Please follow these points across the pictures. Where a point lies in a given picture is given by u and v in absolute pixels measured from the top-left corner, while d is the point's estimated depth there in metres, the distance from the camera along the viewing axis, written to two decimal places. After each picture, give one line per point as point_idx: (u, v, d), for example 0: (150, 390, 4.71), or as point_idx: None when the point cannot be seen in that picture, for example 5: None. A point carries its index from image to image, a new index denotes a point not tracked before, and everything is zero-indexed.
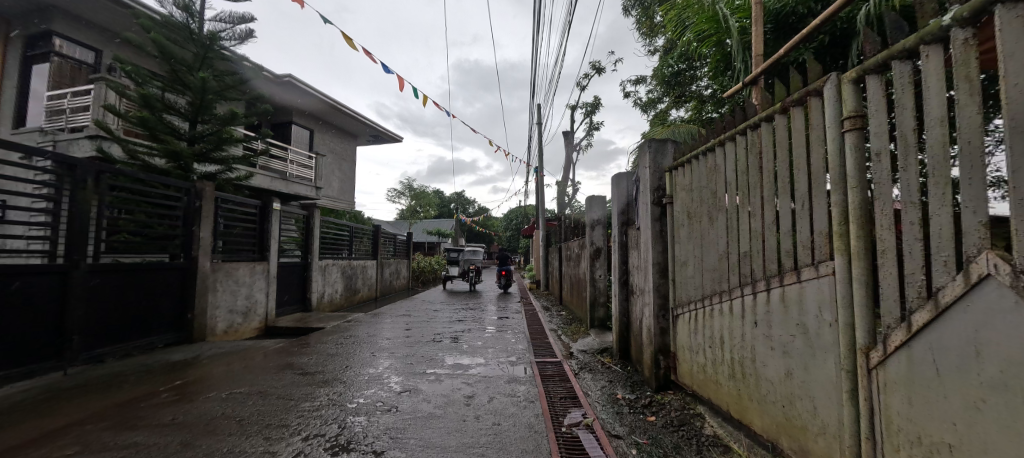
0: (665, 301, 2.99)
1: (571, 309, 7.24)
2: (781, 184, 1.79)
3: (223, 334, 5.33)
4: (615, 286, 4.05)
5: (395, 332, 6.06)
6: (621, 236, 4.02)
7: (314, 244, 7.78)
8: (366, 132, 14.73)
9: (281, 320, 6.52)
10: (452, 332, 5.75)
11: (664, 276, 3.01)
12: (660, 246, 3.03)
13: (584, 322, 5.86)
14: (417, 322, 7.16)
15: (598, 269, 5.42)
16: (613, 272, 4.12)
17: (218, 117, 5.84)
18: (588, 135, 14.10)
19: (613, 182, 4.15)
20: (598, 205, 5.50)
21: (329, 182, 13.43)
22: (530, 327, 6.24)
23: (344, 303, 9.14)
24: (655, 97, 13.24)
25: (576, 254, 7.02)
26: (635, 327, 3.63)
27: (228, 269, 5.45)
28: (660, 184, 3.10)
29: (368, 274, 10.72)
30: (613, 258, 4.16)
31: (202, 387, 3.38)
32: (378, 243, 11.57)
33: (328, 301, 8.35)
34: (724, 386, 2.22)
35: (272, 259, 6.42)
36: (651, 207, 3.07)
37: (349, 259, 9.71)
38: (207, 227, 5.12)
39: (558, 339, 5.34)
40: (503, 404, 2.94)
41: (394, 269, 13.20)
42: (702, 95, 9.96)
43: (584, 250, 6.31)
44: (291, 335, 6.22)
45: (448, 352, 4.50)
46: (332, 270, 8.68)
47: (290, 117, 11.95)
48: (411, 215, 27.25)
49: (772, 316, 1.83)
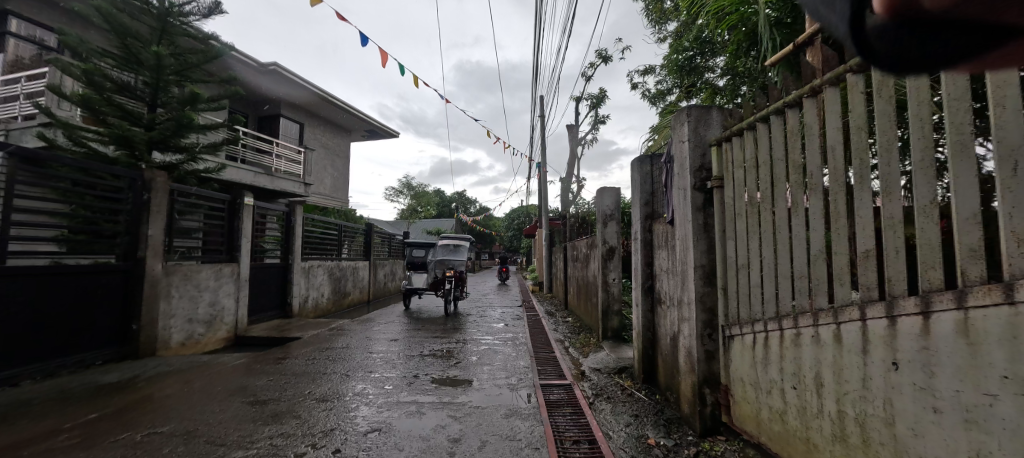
0: (712, 316, 2.27)
1: (579, 316, 6.52)
2: (960, 139, 1.07)
3: (182, 347, 4.65)
4: (637, 294, 3.32)
5: (381, 343, 5.32)
6: (646, 233, 3.28)
7: (296, 245, 7.08)
8: (360, 126, 14.03)
9: (255, 328, 5.84)
10: (444, 345, 5.00)
11: (710, 284, 2.28)
12: (705, 244, 2.30)
13: (595, 332, 5.14)
14: (407, 330, 6.43)
15: (612, 272, 4.69)
16: (634, 276, 3.40)
17: (177, 100, 5.16)
18: (594, 129, 13.37)
19: (634, 166, 3.41)
20: (611, 198, 4.79)
21: (320, 179, 12.75)
22: (533, 337, 5.53)
23: (331, 308, 8.43)
24: (665, 89, 12.46)
25: (585, 254, 6.29)
26: (666, 346, 2.90)
27: (186, 272, 4.74)
28: (704, 162, 2.37)
29: (359, 276, 10.02)
30: (634, 258, 3.43)
31: (122, 422, 2.69)
32: (371, 243, 10.86)
33: (312, 306, 7.65)
34: (824, 451, 1.49)
35: (244, 260, 5.73)
36: (691, 193, 2.34)
37: (338, 260, 9.00)
38: (159, 224, 4.40)
39: (565, 353, 4.62)
40: (499, 453, 2.21)
41: (388, 271, 12.48)
42: (716, 84, 9.24)
43: (594, 251, 5.57)
44: (264, 346, 5.53)
45: (437, 372, 3.78)
46: (318, 272, 7.97)
47: (278, 110, 11.27)
48: (410, 215, 26.53)
49: (934, 357, 1.11)
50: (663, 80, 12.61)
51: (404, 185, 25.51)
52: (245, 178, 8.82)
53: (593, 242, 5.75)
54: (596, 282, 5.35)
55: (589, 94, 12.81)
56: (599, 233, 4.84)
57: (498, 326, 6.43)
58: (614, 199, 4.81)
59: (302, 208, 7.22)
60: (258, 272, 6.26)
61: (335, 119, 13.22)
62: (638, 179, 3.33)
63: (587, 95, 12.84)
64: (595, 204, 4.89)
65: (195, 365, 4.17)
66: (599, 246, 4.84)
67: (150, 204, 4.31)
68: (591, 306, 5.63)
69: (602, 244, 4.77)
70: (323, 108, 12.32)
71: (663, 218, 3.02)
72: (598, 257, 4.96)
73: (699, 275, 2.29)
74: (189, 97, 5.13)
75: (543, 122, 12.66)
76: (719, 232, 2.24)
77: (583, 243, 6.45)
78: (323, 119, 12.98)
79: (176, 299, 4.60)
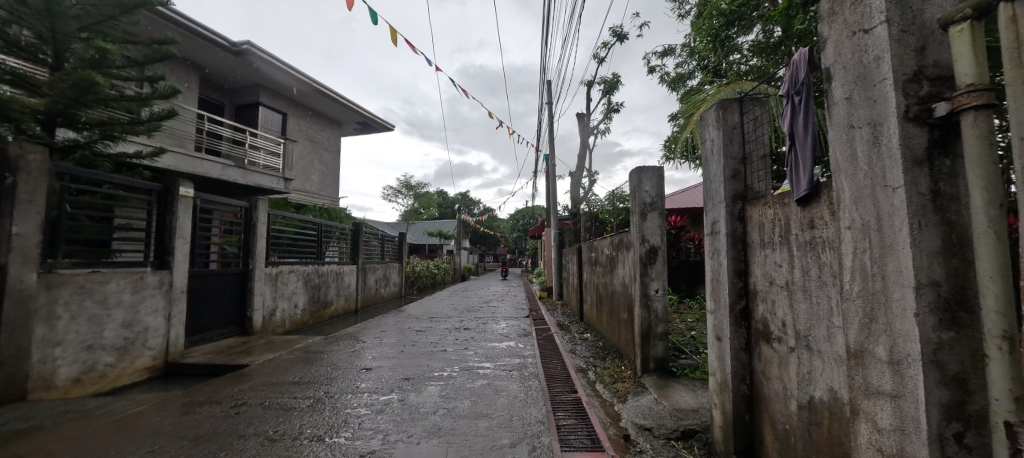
0: (969, 399, 1.01)
1: (602, 333, 5.26)
2: None
3: (75, 385, 3.44)
4: (720, 321, 2.08)
5: (352, 369, 4.07)
6: (737, 222, 2.02)
7: (258, 247, 5.88)
8: (351, 118, 12.87)
9: (196, 352, 4.63)
10: (430, 377, 3.74)
11: (954, 327, 1.04)
12: (942, 238, 1.05)
13: (629, 360, 3.89)
14: (389, 348, 5.14)
15: (652, 282, 3.47)
16: (713, 291, 2.16)
17: (85, 60, 4.00)
18: (607, 118, 12.10)
19: (713, 120, 2.17)
20: (651, 181, 3.50)
21: (306, 174, 11.57)
22: (546, 365, 4.27)
23: (308, 320, 7.23)
24: (686, 71, 11.12)
25: (609, 258, 5.02)
26: (794, 420, 1.65)
27: (84, 282, 3.54)
28: (926, 65, 1.11)
29: (344, 282, 8.83)
30: (712, 263, 2.17)
31: None
32: (359, 245, 9.70)
33: (282, 320, 6.42)
34: None
35: (180, 267, 4.54)
36: (901, 133, 1.10)
37: (317, 265, 7.79)
38: (35, 219, 3.19)
39: (592, 393, 3.36)
40: None
41: (380, 275, 11.26)
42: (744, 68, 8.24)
43: (624, 253, 4.31)
44: (204, 376, 4.32)
45: (410, 433, 2.54)
46: (291, 278, 6.76)
47: (256, 97, 10.13)
48: (411, 216, 25.25)
49: None
50: (684, 62, 11.30)
51: (403, 184, 24.25)
52: (210, 172, 7.77)
53: (621, 242, 4.46)
54: (628, 294, 4.08)
55: (602, 77, 11.44)
56: (634, 228, 3.60)
57: (501, 346, 5.13)
58: (656, 181, 3.56)
59: (266, 203, 6.02)
60: (202, 280, 5.06)
61: (323, 110, 12.05)
62: (721, 138, 2.10)
63: (599, 80, 11.52)
64: (630, 190, 3.65)
65: (75, 415, 2.96)
66: (635, 245, 3.59)
67: (15, 191, 3.04)
68: (622, 325, 4.34)
69: (638, 242, 3.52)
70: (309, 97, 11.19)
71: (776, 196, 1.77)
72: (633, 260, 3.72)
73: (932, 304, 1.05)
74: (96, 55, 3.96)
75: (551, 109, 11.38)
76: (983, 208, 0.99)
77: (607, 243, 5.19)
78: (309, 110, 11.82)
79: (65, 321, 3.40)
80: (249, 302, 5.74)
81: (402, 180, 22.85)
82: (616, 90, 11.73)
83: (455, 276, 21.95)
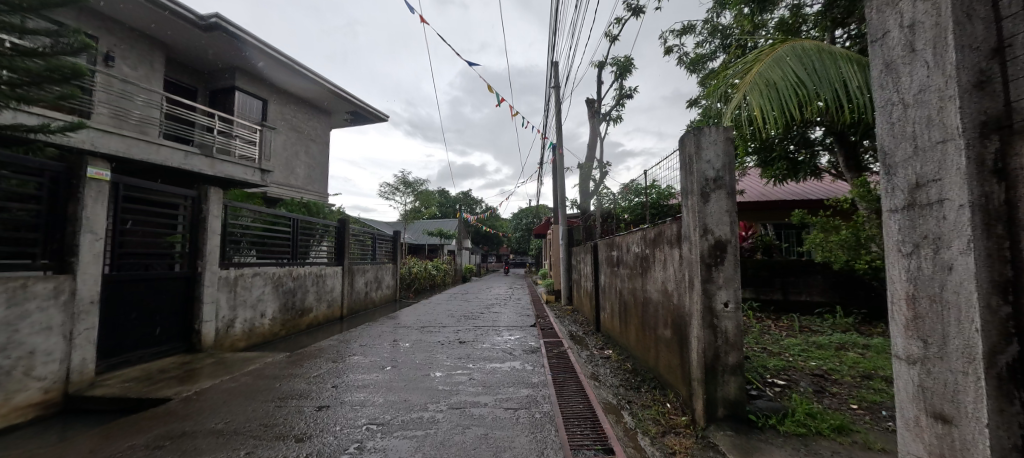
0: None
1: (629, 351, 4.22)
2: None
3: None
4: (951, 379, 1.09)
5: (306, 406, 3.04)
6: (993, 180, 1.01)
7: (209, 245, 4.86)
8: (340, 106, 11.89)
9: (112, 380, 3.62)
10: (406, 421, 2.71)
11: None
12: None
13: (678, 396, 2.84)
14: (368, 369, 4.12)
15: (719, 291, 2.41)
16: (920, 319, 1.18)
17: None
18: (619, 105, 11.03)
19: None
20: (716, 149, 2.48)
21: (290, 167, 10.57)
22: (564, 401, 3.21)
23: (280, 330, 6.21)
24: (707, 52, 10.08)
25: (639, 257, 3.95)
26: None
27: None
28: None
29: (327, 285, 7.82)
30: (913, 263, 1.19)
31: None
32: (345, 244, 8.68)
33: (243, 332, 5.39)
34: None
35: (91, 272, 3.53)
36: None
37: (292, 267, 6.77)
38: None
39: (635, 455, 2.31)
40: None
41: (371, 278, 10.23)
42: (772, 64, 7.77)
43: (665, 251, 3.26)
44: (113, 414, 3.28)
45: None
46: (258, 282, 5.74)
47: (232, 81, 9.15)
48: (410, 216, 24.24)
49: None
50: (703, 41, 10.25)
51: (401, 181, 23.17)
52: (171, 159, 6.84)
53: (659, 236, 3.40)
54: (675, 306, 3.02)
55: (614, 58, 10.33)
56: (692, 214, 2.53)
57: (502, 368, 4.08)
58: (723, 147, 2.49)
59: (220, 193, 4.99)
60: (126, 287, 4.04)
61: (308, 97, 11.05)
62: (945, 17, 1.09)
63: (611, 60, 10.44)
64: (686, 165, 2.60)
65: None
66: (692, 238, 2.53)
67: None
68: (663, 345, 3.30)
69: (698, 234, 2.46)
70: (293, 82, 10.20)
71: None
72: (685, 259, 2.67)
73: None
74: None
75: (558, 94, 10.30)
76: None
77: (634, 239, 4.13)
78: (293, 97, 10.83)
79: None
80: (197, 312, 4.71)
81: (400, 176, 21.78)
82: (629, 73, 10.63)
83: (456, 277, 20.92)
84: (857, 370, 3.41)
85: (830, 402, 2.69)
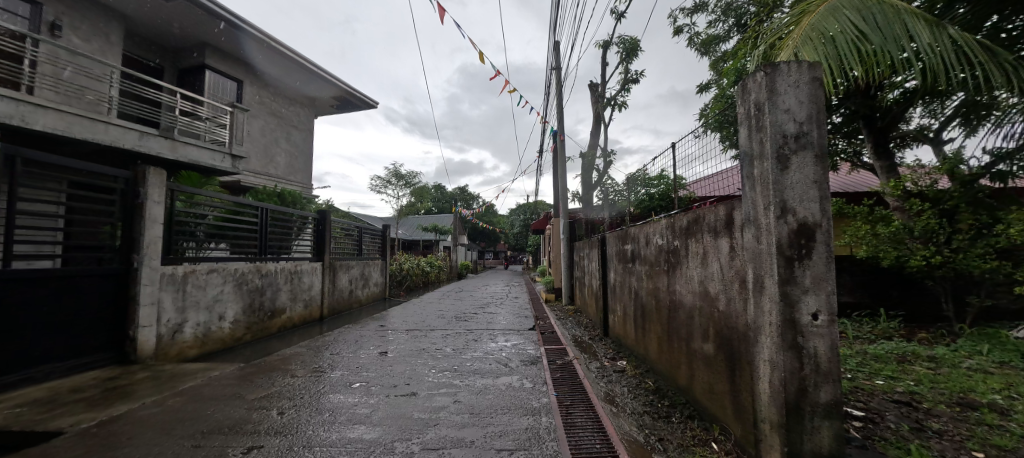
0: None
1: (650, 364, 3.50)
2: None
3: None
4: None
5: (233, 445, 2.28)
6: None
7: (147, 236, 4.08)
8: (325, 91, 11.09)
9: (2, 405, 2.87)
10: None
11: None
12: None
13: (735, 436, 2.10)
14: (332, 385, 3.39)
15: (805, 298, 1.67)
16: None
17: None
18: (624, 89, 10.29)
19: None
20: (798, 97, 1.75)
21: (269, 154, 9.78)
22: (575, 436, 2.47)
23: (244, 335, 5.44)
24: (719, 32, 9.36)
25: (664, 251, 3.22)
26: None
27: None
28: None
29: (304, 282, 7.06)
30: None
31: None
32: (325, 238, 7.91)
33: (196, 337, 4.64)
34: None
35: None
36: None
37: (261, 263, 6.02)
38: None
39: None
40: None
41: (356, 275, 9.46)
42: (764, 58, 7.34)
43: (705, 242, 2.52)
44: None
45: None
46: (216, 280, 4.97)
47: (202, 58, 8.34)
48: (404, 210, 23.47)
49: None
50: (716, 21, 9.49)
51: (393, 173, 22.25)
52: (122, 141, 6.06)
53: (694, 223, 2.67)
54: (724, 313, 2.29)
55: (621, 37, 9.55)
56: (762, 185, 1.78)
57: (495, 385, 3.34)
58: (808, 94, 1.75)
59: (162, 174, 4.22)
60: (30, 286, 3.26)
61: (290, 81, 10.23)
62: None
63: (617, 40, 9.66)
64: (752, 121, 1.87)
65: None
66: (761, 218, 1.79)
67: None
68: (701, 363, 2.57)
69: (772, 216, 1.72)
70: (272, 62, 9.37)
71: None
72: (746, 251, 1.93)
73: None
74: None
75: (559, 76, 9.54)
76: None
77: (657, 230, 3.38)
78: (272, 79, 9.98)
79: None
80: (132, 316, 3.94)
81: (392, 168, 20.89)
82: (635, 54, 9.87)
83: (450, 274, 20.19)
84: (943, 394, 2.69)
85: (941, 448, 1.98)
